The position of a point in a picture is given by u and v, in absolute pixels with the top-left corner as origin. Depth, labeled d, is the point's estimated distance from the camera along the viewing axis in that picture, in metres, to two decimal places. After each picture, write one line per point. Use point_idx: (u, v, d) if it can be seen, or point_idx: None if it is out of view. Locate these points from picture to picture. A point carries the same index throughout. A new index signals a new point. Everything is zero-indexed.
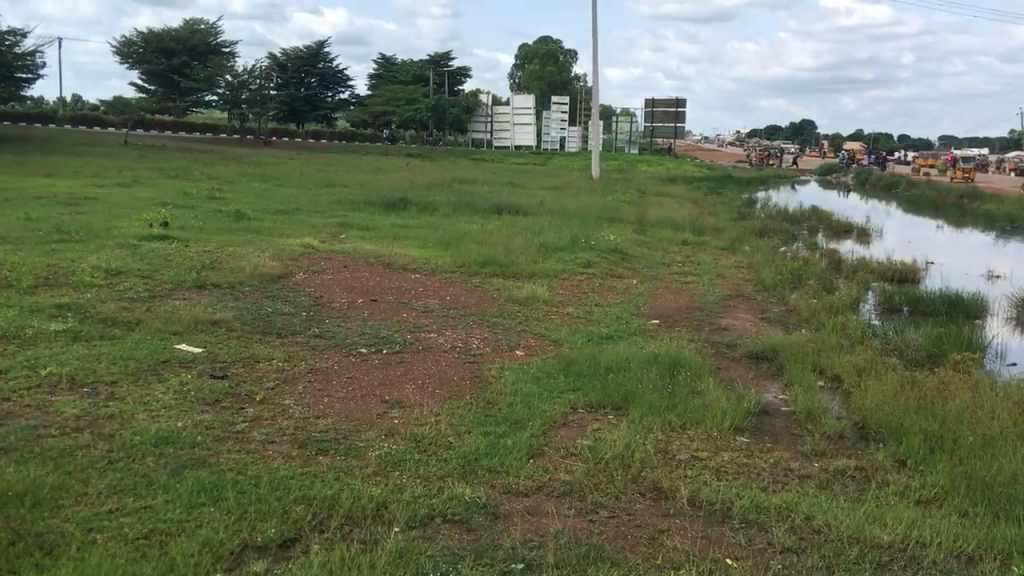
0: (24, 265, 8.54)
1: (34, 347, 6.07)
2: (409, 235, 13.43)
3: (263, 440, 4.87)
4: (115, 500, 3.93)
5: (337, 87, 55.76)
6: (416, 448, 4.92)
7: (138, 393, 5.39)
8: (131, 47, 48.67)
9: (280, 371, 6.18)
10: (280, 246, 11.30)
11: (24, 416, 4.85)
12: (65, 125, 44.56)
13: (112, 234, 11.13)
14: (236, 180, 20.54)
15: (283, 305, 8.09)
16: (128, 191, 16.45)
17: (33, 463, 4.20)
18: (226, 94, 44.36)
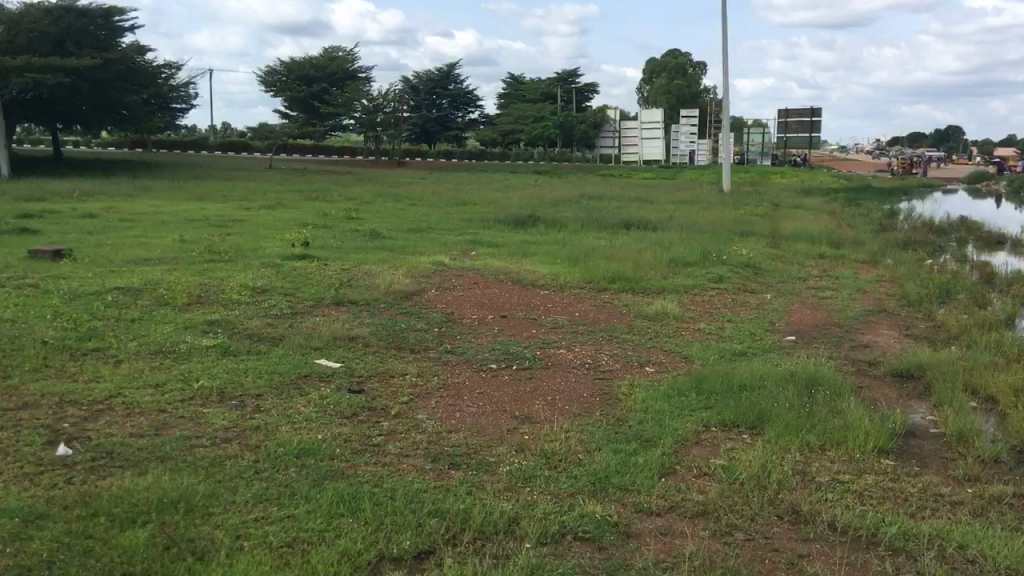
0: (178, 283, 9.06)
1: (187, 361, 6.42)
2: (539, 252, 13.49)
3: (397, 453, 4.99)
4: (261, 508, 4.10)
5: (467, 107, 56.90)
6: (546, 464, 4.93)
7: (281, 406, 5.61)
8: (276, 76, 51.77)
9: (415, 387, 6.30)
10: (411, 263, 11.58)
11: (178, 426, 5.13)
12: (215, 150, 47.27)
13: (257, 253, 11.67)
14: (371, 200, 21.20)
15: (417, 322, 8.27)
16: (271, 212, 17.23)
17: (186, 472, 4.43)
18: (362, 117, 45.79)
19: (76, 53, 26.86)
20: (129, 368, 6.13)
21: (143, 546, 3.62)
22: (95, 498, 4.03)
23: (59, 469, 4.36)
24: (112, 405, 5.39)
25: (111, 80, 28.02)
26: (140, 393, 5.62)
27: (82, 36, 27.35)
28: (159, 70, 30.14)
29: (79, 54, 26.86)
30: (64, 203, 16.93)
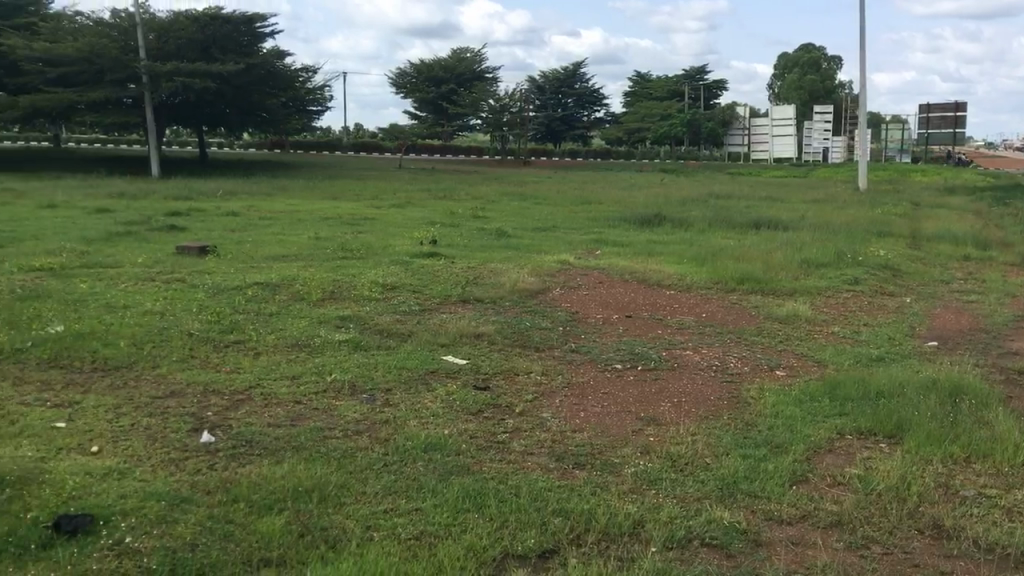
0: (313, 279, 9.38)
1: (321, 355, 6.63)
2: (664, 251, 13.29)
3: (522, 451, 5.00)
4: (390, 500, 4.18)
5: (593, 106, 56.75)
6: (672, 468, 4.85)
7: (409, 401, 5.72)
8: (406, 77, 53.07)
9: (539, 385, 6.30)
10: (536, 262, 11.61)
11: (312, 417, 5.30)
12: (348, 151, 48.83)
13: (387, 250, 11.96)
14: (497, 199, 21.40)
15: (542, 320, 8.28)
16: (400, 211, 17.63)
17: (319, 462, 4.57)
18: (489, 117, 46.34)
19: (221, 59, 28.18)
20: (266, 360, 6.37)
21: (278, 533, 3.75)
22: (235, 485, 4.20)
23: (202, 455, 4.57)
24: (251, 396, 5.61)
25: (252, 84, 29.28)
26: (277, 385, 5.83)
27: (226, 42, 28.66)
28: (296, 73, 31.28)
29: (223, 60, 28.16)
30: (208, 201, 17.79)
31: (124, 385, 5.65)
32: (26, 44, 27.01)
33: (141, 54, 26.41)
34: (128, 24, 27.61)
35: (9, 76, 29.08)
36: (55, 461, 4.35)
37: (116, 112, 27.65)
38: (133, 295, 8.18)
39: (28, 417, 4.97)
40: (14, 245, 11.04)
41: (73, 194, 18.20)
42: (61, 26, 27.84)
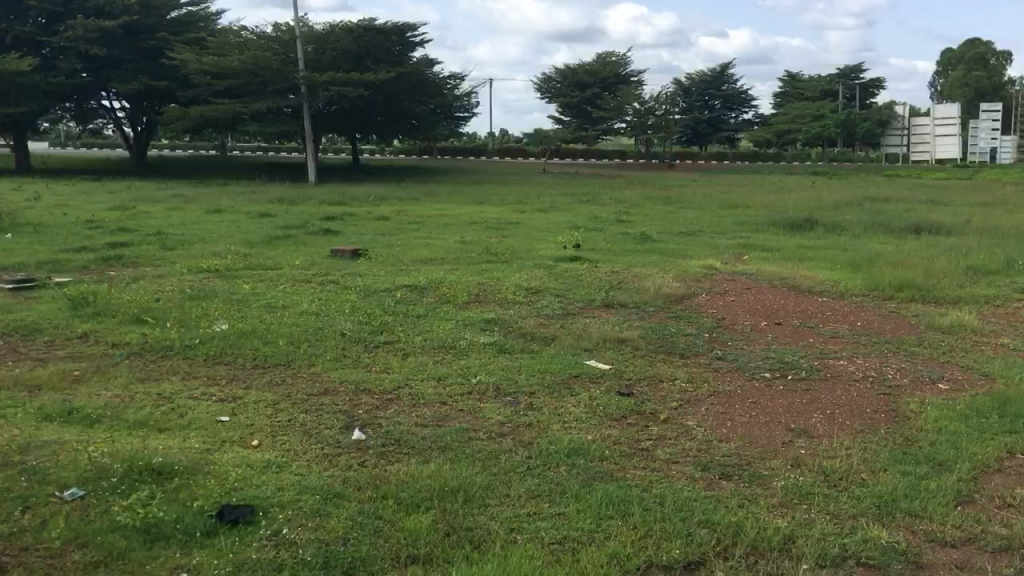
0: (458, 282, 9.54)
1: (466, 357, 6.73)
2: (817, 257, 12.79)
3: (667, 459, 4.90)
4: (534, 504, 4.19)
5: (741, 108, 55.38)
6: (825, 482, 4.64)
7: (553, 405, 5.72)
8: (551, 82, 53.43)
9: (684, 393, 6.17)
10: (681, 267, 11.41)
11: (458, 418, 5.38)
12: (493, 156, 49.57)
13: (531, 254, 12.04)
14: (641, 203, 21.18)
15: (686, 327, 8.12)
16: (543, 215, 17.73)
17: (465, 462, 4.63)
18: (634, 121, 46.02)
19: (373, 68, 29.13)
20: (414, 361, 6.52)
21: (425, 531, 3.82)
22: (384, 482, 4.31)
23: (353, 452, 4.72)
24: (400, 395, 5.75)
25: (403, 92, 30.14)
26: (425, 385, 5.96)
27: (378, 52, 29.60)
28: (445, 81, 32.00)
29: (375, 69, 29.10)
30: (361, 206, 18.43)
31: (283, 382, 5.90)
32: (197, 58, 28.78)
33: (300, 65, 27.65)
34: (288, 36, 28.97)
35: (182, 88, 31.07)
36: (217, 453, 4.58)
37: (276, 122, 29.08)
38: (291, 296, 8.56)
39: (195, 410, 5.27)
40: (185, 247, 11.77)
41: (237, 199, 19.23)
42: (228, 41, 29.49)
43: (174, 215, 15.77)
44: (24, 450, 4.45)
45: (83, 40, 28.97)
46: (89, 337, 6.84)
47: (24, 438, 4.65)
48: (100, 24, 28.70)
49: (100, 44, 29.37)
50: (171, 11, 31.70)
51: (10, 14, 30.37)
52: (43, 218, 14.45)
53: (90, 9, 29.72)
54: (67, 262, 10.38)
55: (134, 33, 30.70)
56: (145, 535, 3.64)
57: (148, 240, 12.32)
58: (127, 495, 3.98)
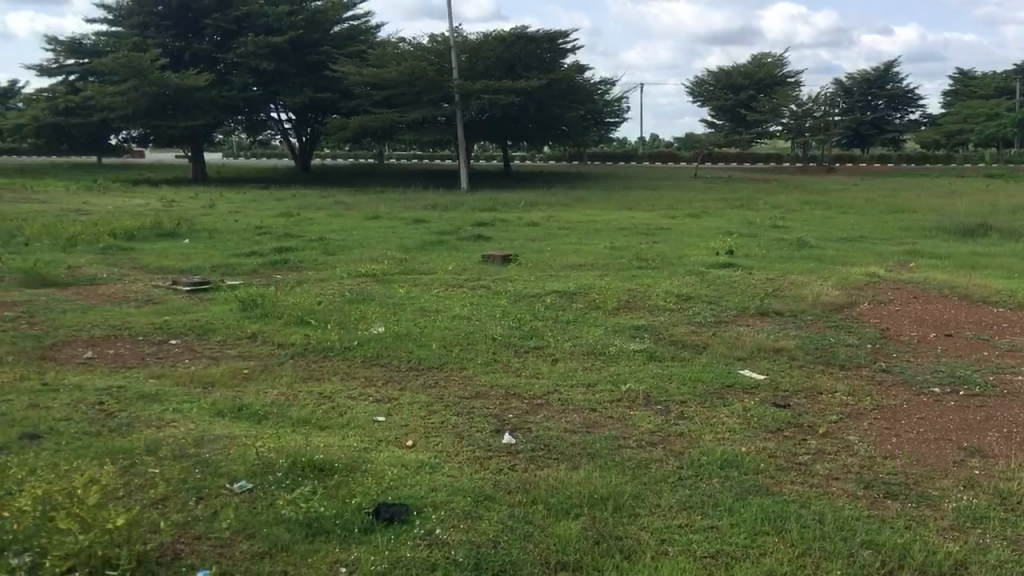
0: (608, 288, 9.49)
1: (616, 363, 6.68)
2: (991, 264, 11.98)
3: (826, 475, 4.69)
4: (685, 515, 4.09)
5: (907, 108, 52.66)
6: (1002, 506, 4.32)
7: (706, 415, 5.59)
8: (704, 86, 52.51)
9: (844, 406, 5.90)
10: (842, 274, 10.94)
11: (608, 425, 5.33)
12: (644, 161, 49.16)
13: (682, 261, 11.84)
14: (798, 208, 20.46)
15: (846, 336, 7.77)
16: (695, 220, 17.41)
17: (615, 470, 4.58)
18: (790, 123, 44.58)
19: (525, 76, 29.42)
20: (564, 367, 6.52)
21: (575, 538, 3.80)
22: (534, 487, 4.33)
23: (503, 456, 4.76)
24: (550, 401, 5.77)
25: (554, 98, 30.33)
26: (574, 391, 5.95)
27: (530, 59, 29.90)
28: (596, 86, 31.99)
29: (527, 76, 29.38)
30: (512, 212, 18.66)
31: (435, 384, 6.03)
32: (357, 70, 29.94)
33: (454, 74, 28.31)
34: (443, 47, 29.70)
35: (343, 100, 32.41)
36: (374, 452, 4.73)
37: (431, 130, 29.85)
38: (444, 300, 8.75)
39: (354, 409, 5.46)
40: (345, 252, 12.25)
41: (393, 206, 19.86)
42: (387, 52, 30.53)
43: (335, 221, 16.46)
44: (198, 443, 4.73)
45: (254, 56, 30.71)
46: (257, 337, 7.21)
47: (198, 431, 4.94)
48: (269, 41, 30.34)
49: (270, 60, 31.05)
50: (334, 26, 33.14)
51: (190, 34, 32.56)
52: (218, 224, 15.39)
53: (260, 27, 31.44)
54: (238, 265, 11.00)
55: (300, 48, 32.28)
56: (307, 529, 3.79)
57: (311, 245, 12.90)
58: (290, 489, 4.17)
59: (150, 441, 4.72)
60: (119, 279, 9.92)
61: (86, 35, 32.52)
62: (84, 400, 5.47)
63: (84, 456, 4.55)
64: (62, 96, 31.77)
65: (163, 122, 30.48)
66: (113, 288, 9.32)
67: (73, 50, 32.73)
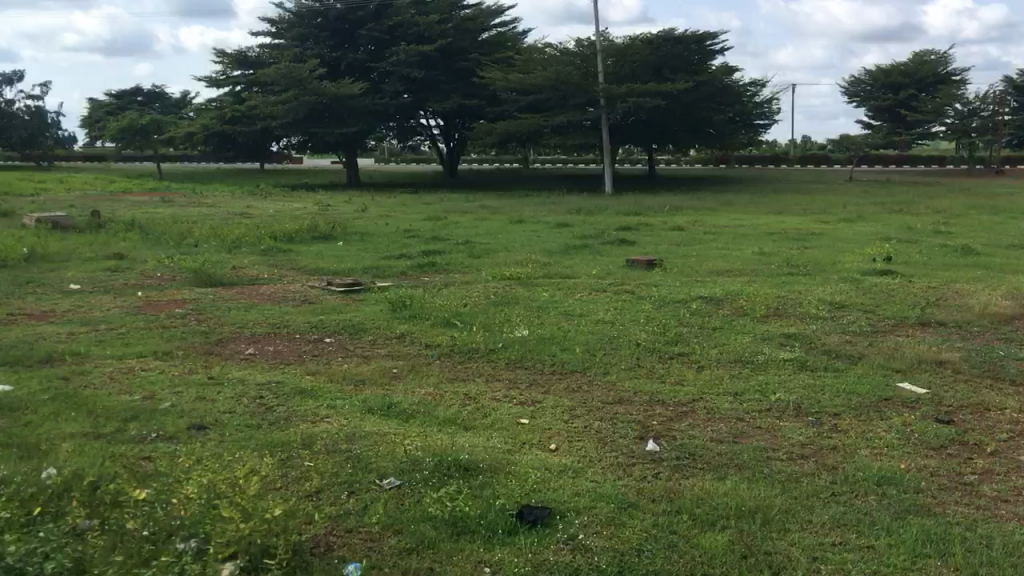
0: (757, 295, 9.22)
1: (765, 373, 6.47)
2: None
3: (996, 497, 4.38)
4: (839, 533, 3.92)
5: None
6: None
7: (861, 429, 5.33)
8: (860, 85, 50.36)
9: (1015, 424, 5.50)
10: (1015, 284, 10.22)
11: (756, 436, 5.17)
12: (794, 164, 47.61)
13: (837, 267, 11.37)
14: (964, 212, 19.28)
15: (1019, 350, 7.25)
16: (850, 225, 16.69)
17: (763, 483, 4.43)
18: (954, 123, 42.15)
19: (672, 78, 29.26)
20: (710, 375, 6.37)
21: (721, 551, 3.70)
22: (679, 497, 4.24)
23: (647, 463, 4.69)
24: (695, 408, 5.65)
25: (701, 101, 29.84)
26: (720, 399, 5.81)
27: (677, 61, 29.66)
28: (745, 88, 31.19)
29: (674, 79, 29.21)
30: (656, 217, 18.45)
31: (579, 389, 6.01)
32: (504, 76, 30.36)
33: (599, 78, 28.28)
34: (589, 51, 29.65)
35: (490, 105, 32.93)
36: (518, 455, 4.75)
37: (575, 135, 29.85)
38: (588, 305, 8.73)
39: (498, 411, 5.51)
40: (490, 255, 12.42)
41: (538, 210, 20.01)
42: (533, 58, 30.83)
43: (481, 225, 16.73)
44: (349, 439, 4.89)
45: (405, 64, 31.60)
46: (406, 337, 7.40)
47: (350, 428, 5.11)
48: (420, 49, 31.20)
49: (420, 67, 31.91)
50: (482, 33, 33.67)
51: (346, 44, 33.83)
52: (369, 227, 15.92)
53: (412, 35, 32.34)
54: (388, 267, 11.33)
55: (449, 55, 33.05)
56: (452, 528, 3.85)
57: (458, 248, 13.14)
58: (437, 487, 4.24)
59: (306, 436, 4.92)
60: (278, 279, 10.40)
61: (251, 47, 34.36)
62: (245, 394, 5.76)
63: (245, 447, 4.79)
64: (228, 106, 33.64)
65: (320, 130, 31.82)
66: (273, 288, 9.79)
67: (239, 62, 34.63)
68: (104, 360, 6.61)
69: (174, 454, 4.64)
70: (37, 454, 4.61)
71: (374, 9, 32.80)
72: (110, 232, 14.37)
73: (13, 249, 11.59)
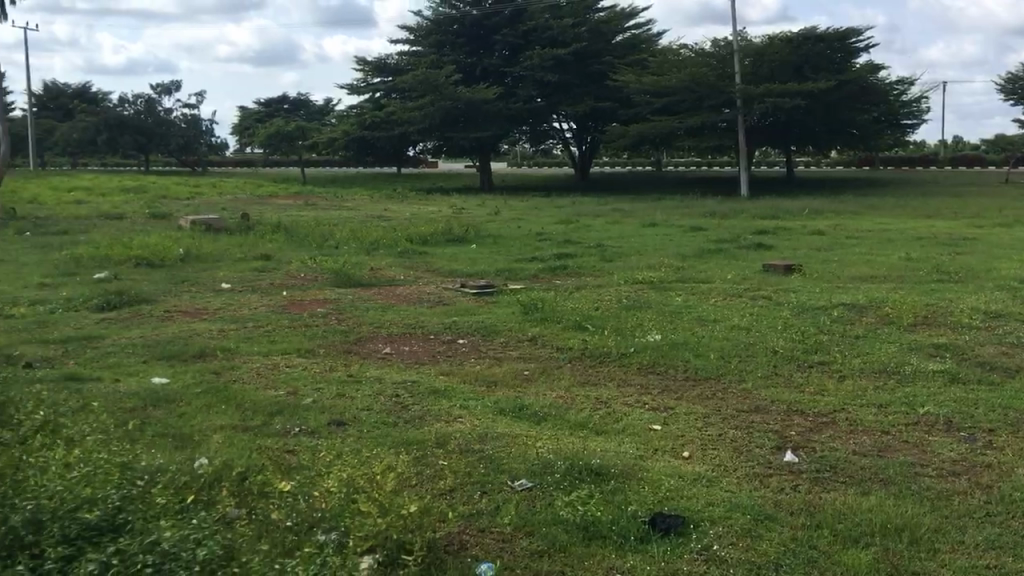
0: (905, 303, 8.79)
1: (912, 384, 6.16)
2: None
3: None
4: (994, 556, 3.68)
5: None
6: None
7: (1020, 447, 4.99)
8: (1018, 81, 47.44)
9: None
10: None
11: (902, 451, 4.92)
12: (944, 166, 45.31)
13: (993, 274, 10.73)
14: None
15: None
16: (1008, 230, 15.73)
17: (910, 499, 4.21)
18: None
19: (813, 77, 28.31)
20: (852, 385, 6.11)
21: (865, 568, 3.54)
22: (819, 511, 4.08)
23: (785, 474, 4.54)
24: (836, 420, 5.43)
25: (843, 100, 28.75)
26: (864, 411, 5.56)
27: (819, 60, 28.67)
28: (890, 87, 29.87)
29: (815, 78, 28.26)
30: (796, 220, 17.90)
31: (713, 397, 5.88)
32: (638, 78, 30.14)
33: (736, 79, 27.67)
34: (726, 51, 29.02)
35: (623, 108, 32.74)
36: (650, 461, 4.69)
37: (711, 137, 29.24)
38: (723, 310, 8.54)
39: (630, 416, 5.46)
40: (623, 259, 12.34)
41: (671, 213, 19.75)
42: (668, 59, 30.48)
43: (613, 228, 16.65)
44: (482, 439, 4.94)
45: (539, 69, 31.76)
46: (538, 340, 7.43)
47: (482, 428, 5.17)
48: (554, 53, 31.35)
49: (554, 71, 32.06)
50: (616, 35, 33.50)
51: (481, 49, 34.32)
52: (502, 230, 16.10)
53: (546, 40, 32.54)
54: (521, 270, 11.43)
55: (583, 59, 33.08)
56: (584, 532, 3.82)
57: (590, 252, 13.11)
58: (568, 491, 4.23)
59: (440, 435, 5.00)
60: (414, 281, 10.64)
61: (390, 55, 35.34)
62: (382, 392, 5.91)
63: (382, 444, 4.91)
64: (368, 112, 34.64)
65: (455, 134, 32.41)
66: (410, 290, 10.02)
67: (379, 70, 35.68)
68: (251, 356, 6.93)
69: (315, 448, 4.82)
70: (191, 444, 4.87)
71: (509, 15, 33.19)
72: (258, 233, 15.06)
73: (171, 249, 12.29)
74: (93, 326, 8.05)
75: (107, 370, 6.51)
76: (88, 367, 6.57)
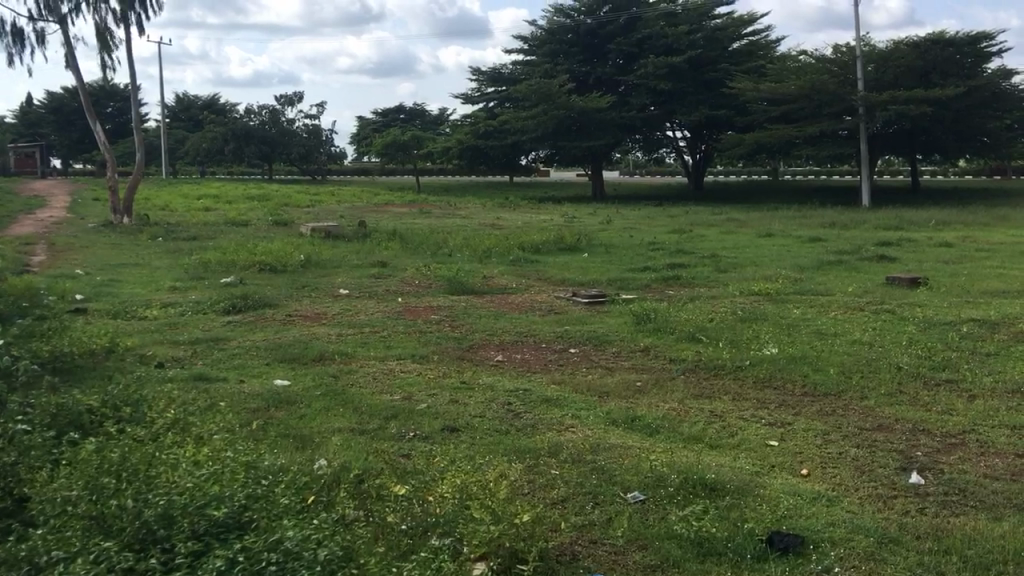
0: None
1: None
2: None
3: None
4: None
5: None
6: None
7: None
8: None
9: None
10: None
11: None
12: None
13: None
14: None
15: None
16: None
17: None
18: None
19: (941, 83, 27.10)
20: (983, 406, 5.79)
21: None
22: (947, 536, 3.88)
23: (911, 496, 4.34)
24: (966, 440, 5.16)
25: (972, 107, 27.42)
26: (997, 433, 5.25)
27: (948, 65, 27.44)
28: None
29: (944, 84, 27.05)
30: (921, 231, 17.19)
31: (832, 413, 5.67)
32: (754, 85, 29.57)
33: (858, 85, 26.76)
34: (849, 57, 27.95)
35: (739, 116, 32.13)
36: (768, 478, 4.56)
37: (830, 144, 28.35)
38: (844, 324, 8.25)
39: (746, 431, 5.32)
40: (738, 269, 12.09)
41: (788, 224, 19.23)
42: (786, 66, 29.80)
43: (729, 238, 16.35)
44: (594, 450, 4.91)
45: (654, 76, 31.54)
46: (651, 351, 7.34)
47: (595, 439, 5.13)
48: (668, 60, 31.08)
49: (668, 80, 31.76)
50: (732, 43, 32.98)
51: (595, 58, 34.29)
52: (614, 239, 16.04)
53: (660, 48, 32.24)
54: (634, 280, 11.34)
55: (698, 66, 32.67)
56: (698, 548, 3.74)
57: (704, 262, 12.88)
58: (683, 506, 4.15)
59: (552, 444, 4.99)
60: (526, 289, 10.68)
61: (504, 65, 35.78)
62: (495, 399, 5.94)
63: (495, 450, 4.94)
64: (481, 121, 35.05)
65: (568, 143, 32.42)
66: (522, 298, 10.07)
67: (493, 80, 36.11)
68: (368, 361, 7.09)
69: (427, 453, 4.88)
70: (311, 445, 5.00)
71: (624, 24, 33.16)
72: (375, 240, 15.46)
73: (292, 255, 12.71)
74: (219, 329, 8.38)
75: (232, 371, 6.78)
76: (215, 368, 6.84)
